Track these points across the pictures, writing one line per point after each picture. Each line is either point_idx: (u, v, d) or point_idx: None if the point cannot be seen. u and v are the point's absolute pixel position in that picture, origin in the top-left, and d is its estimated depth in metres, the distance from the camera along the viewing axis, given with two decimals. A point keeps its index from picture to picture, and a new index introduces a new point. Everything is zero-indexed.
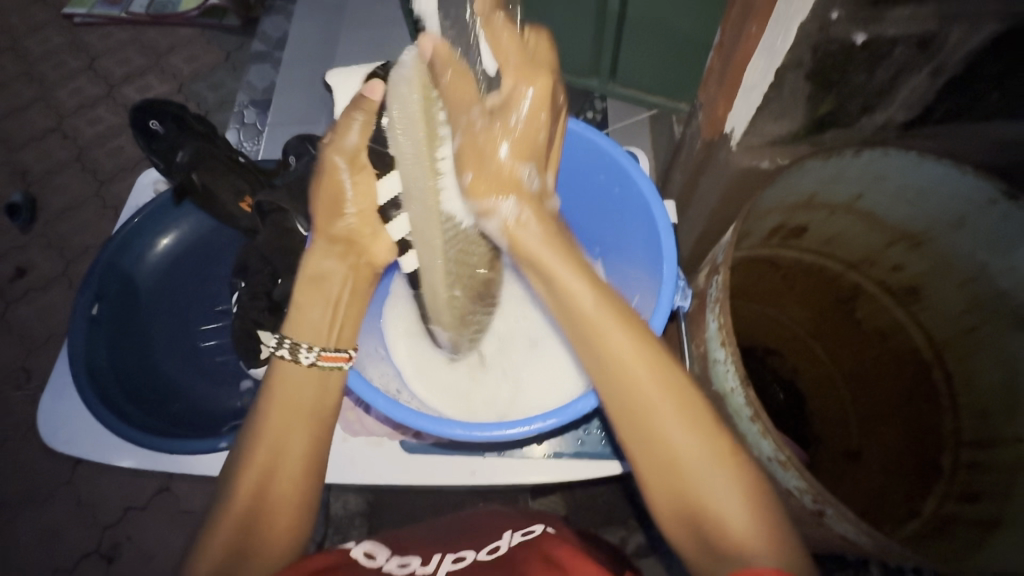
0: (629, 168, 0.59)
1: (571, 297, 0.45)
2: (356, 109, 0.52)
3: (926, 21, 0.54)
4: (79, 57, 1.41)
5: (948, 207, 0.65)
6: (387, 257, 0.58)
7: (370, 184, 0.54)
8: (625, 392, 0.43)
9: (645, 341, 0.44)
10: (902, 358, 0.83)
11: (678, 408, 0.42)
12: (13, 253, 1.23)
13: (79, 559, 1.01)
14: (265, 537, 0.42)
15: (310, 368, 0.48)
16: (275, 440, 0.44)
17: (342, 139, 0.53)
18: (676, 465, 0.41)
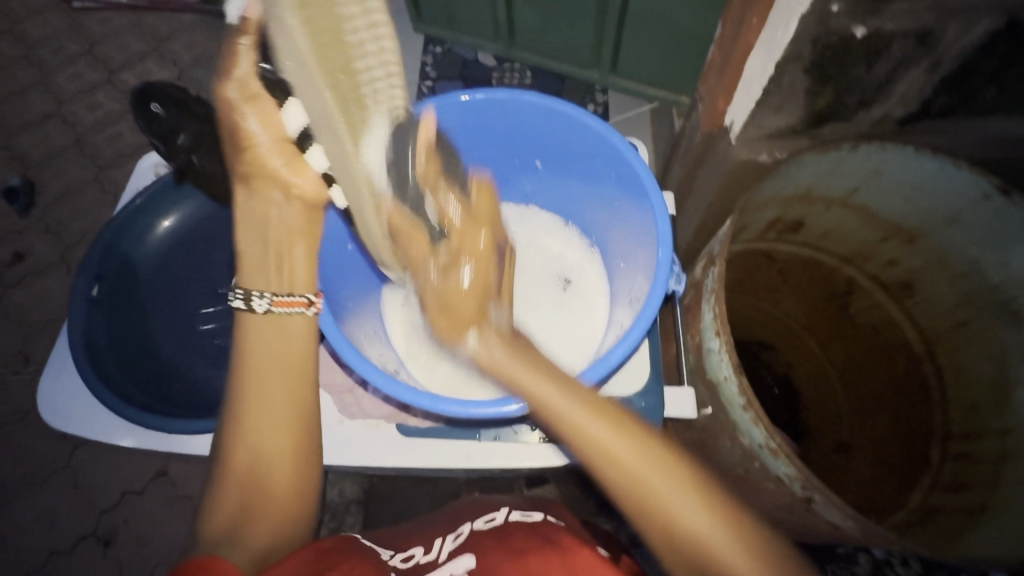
0: (625, 151, 0.58)
1: (495, 347, 0.47)
2: (236, 32, 0.41)
3: (924, 15, 0.55)
4: (78, 42, 1.40)
5: (943, 202, 0.66)
6: (320, 193, 0.51)
7: (272, 114, 0.46)
8: (556, 423, 0.44)
9: (575, 385, 0.46)
10: (894, 353, 0.84)
11: (619, 440, 0.43)
12: (11, 237, 1.22)
13: (76, 543, 1.02)
14: (267, 486, 0.43)
15: (266, 315, 0.48)
16: (260, 398, 0.45)
17: (229, 69, 0.43)
18: (634, 492, 0.42)
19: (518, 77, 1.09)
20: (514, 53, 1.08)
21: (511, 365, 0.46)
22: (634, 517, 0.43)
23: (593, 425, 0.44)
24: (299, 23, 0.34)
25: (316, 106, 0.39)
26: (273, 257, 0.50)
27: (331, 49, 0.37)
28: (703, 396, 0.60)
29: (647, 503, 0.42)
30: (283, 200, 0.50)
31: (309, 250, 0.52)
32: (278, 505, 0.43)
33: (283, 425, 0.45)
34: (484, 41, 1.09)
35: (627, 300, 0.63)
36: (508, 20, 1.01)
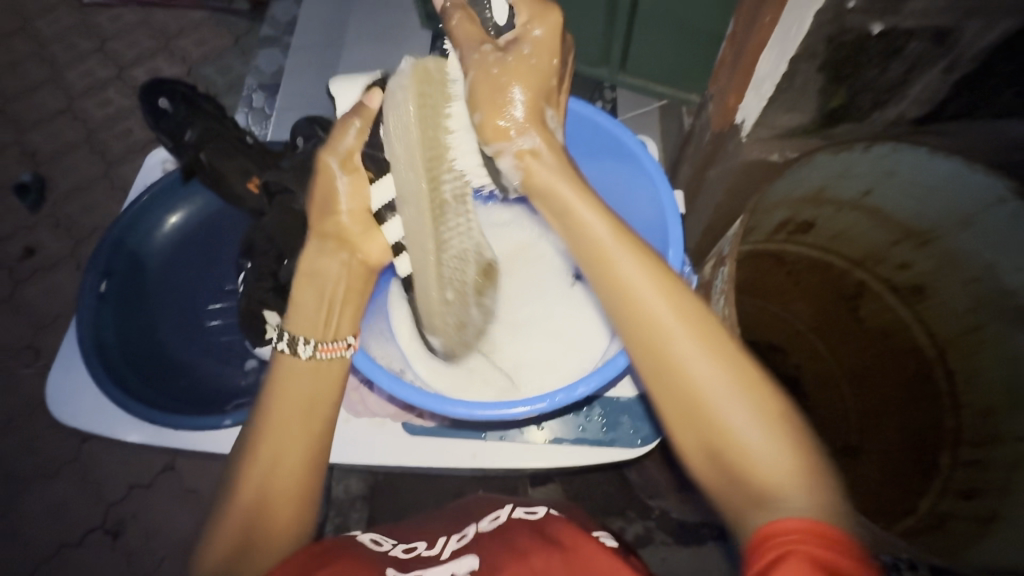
0: (636, 149, 0.58)
1: (574, 214, 0.44)
2: (353, 115, 0.53)
3: (942, 14, 0.53)
4: (88, 38, 1.41)
5: (956, 206, 0.65)
6: (383, 257, 0.56)
7: (362, 186, 0.54)
8: (617, 300, 0.41)
9: (655, 270, 0.41)
10: (904, 357, 0.83)
11: (685, 332, 0.38)
12: (21, 232, 1.24)
13: (85, 534, 1.03)
14: (269, 525, 0.42)
15: (309, 361, 0.48)
16: (273, 439, 0.45)
17: (337, 142, 0.53)
18: (677, 390, 0.38)
19: None
20: None
21: (609, 244, 0.42)
22: (670, 417, 0.38)
23: (672, 315, 0.39)
24: (411, 94, 0.49)
25: (401, 140, 0.50)
26: (326, 306, 0.51)
27: (429, 107, 0.50)
28: None
29: (692, 403, 0.37)
30: (347, 258, 0.54)
31: (357, 311, 0.53)
32: (274, 547, 0.42)
33: (295, 469, 0.44)
34: None
35: None
36: None
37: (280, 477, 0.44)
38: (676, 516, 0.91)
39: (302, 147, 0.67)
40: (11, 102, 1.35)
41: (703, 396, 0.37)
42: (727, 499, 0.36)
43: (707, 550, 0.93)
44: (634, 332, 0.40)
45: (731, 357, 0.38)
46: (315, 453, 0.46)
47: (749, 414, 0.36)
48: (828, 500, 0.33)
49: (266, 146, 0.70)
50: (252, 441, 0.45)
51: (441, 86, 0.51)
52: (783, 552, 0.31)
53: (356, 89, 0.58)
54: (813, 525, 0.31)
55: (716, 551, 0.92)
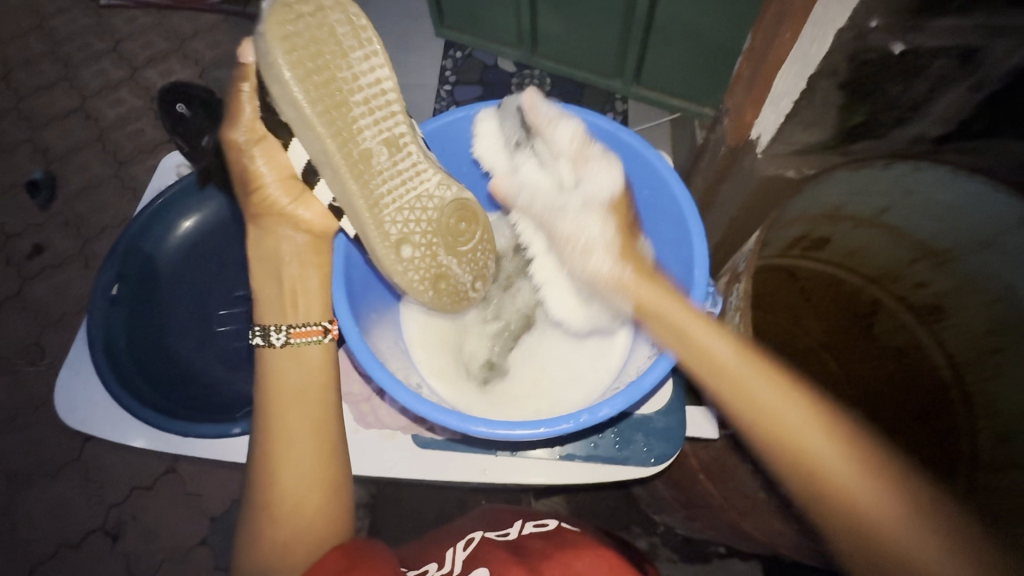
0: (661, 168, 0.57)
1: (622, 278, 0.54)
2: (240, 80, 0.48)
3: (969, 33, 0.53)
4: (103, 39, 1.42)
5: (980, 227, 0.64)
6: (328, 224, 0.55)
7: (277, 153, 0.52)
8: (760, 408, 0.46)
9: (768, 372, 0.47)
10: (921, 378, 0.82)
11: (818, 432, 0.44)
12: (32, 230, 1.24)
13: (84, 535, 1.02)
14: (304, 513, 0.46)
15: (283, 348, 0.51)
16: (282, 436, 0.48)
17: (237, 116, 0.50)
18: (820, 479, 0.43)
19: (538, 83, 1.08)
20: (535, 60, 1.08)
21: (660, 299, 0.51)
22: (810, 499, 0.44)
23: (738, 363, 0.47)
24: (276, 44, 0.41)
25: (292, 111, 0.43)
26: (288, 292, 0.53)
27: (319, 61, 0.43)
28: (725, 417, 0.58)
29: (832, 491, 0.42)
30: (293, 234, 0.54)
31: (324, 282, 0.54)
32: (311, 532, 0.46)
33: (310, 459, 0.47)
34: (506, 49, 1.09)
35: None
36: (531, 28, 1.01)
37: (296, 470, 0.47)
38: (683, 532, 0.90)
39: None
40: (25, 101, 1.36)
41: (784, 432, 0.45)
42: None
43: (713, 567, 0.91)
44: (779, 443, 0.45)
45: (792, 399, 0.46)
46: (325, 442, 0.48)
47: (848, 453, 0.43)
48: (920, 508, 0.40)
49: None
50: (260, 439, 0.48)
51: (327, 33, 0.44)
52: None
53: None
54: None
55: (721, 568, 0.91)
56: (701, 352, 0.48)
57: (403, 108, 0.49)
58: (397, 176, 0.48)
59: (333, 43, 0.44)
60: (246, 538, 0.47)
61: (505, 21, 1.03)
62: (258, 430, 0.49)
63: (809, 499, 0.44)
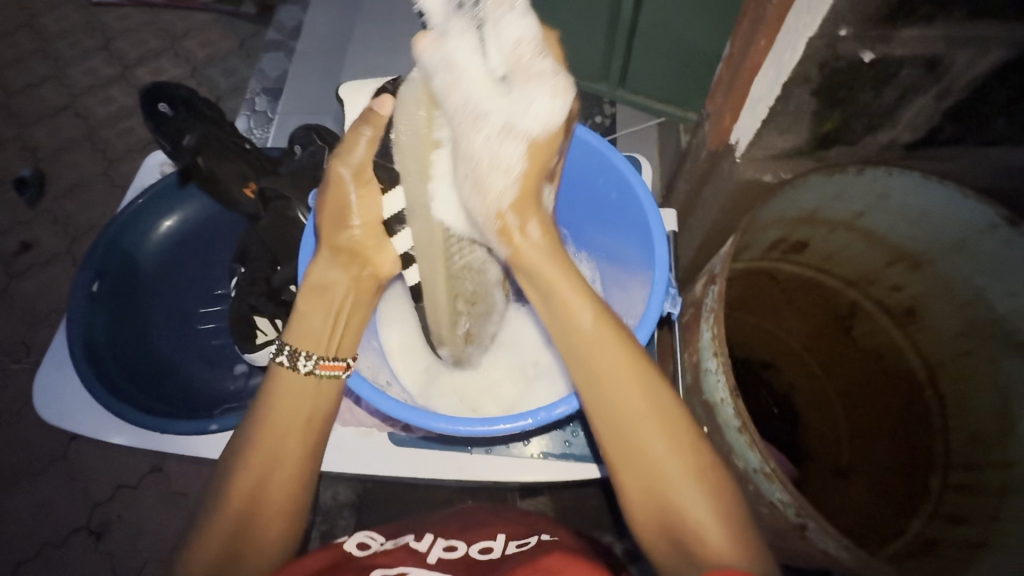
0: (627, 171, 0.58)
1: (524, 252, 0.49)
2: (364, 123, 0.52)
3: (934, 43, 0.54)
4: (94, 36, 1.42)
5: (950, 231, 0.65)
6: (392, 269, 0.58)
7: (375, 201, 0.54)
8: (606, 396, 0.44)
9: (632, 349, 0.45)
10: (897, 379, 0.83)
11: (671, 438, 0.42)
12: (19, 228, 1.24)
13: (68, 535, 1.02)
14: (257, 536, 0.43)
15: (309, 377, 0.49)
16: (267, 449, 0.45)
17: (349, 153, 0.52)
18: (657, 477, 0.41)
19: None
20: None
21: (550, 275, 0.48)
22: (647, 522, 0.41)
23: (615, 362, 0.44)
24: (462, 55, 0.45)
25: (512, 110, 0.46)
26: (332, 320, 0.52)
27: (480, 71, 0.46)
28: (700, 416, 0.59)
29: (687, 527, 0.40)
30: (359, 271, 0.55)
31: (361, 322, 0.55)
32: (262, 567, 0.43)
33: (289, 492, 0.45)
34: None
35: (623, 319, 0.62)
36: None
37: (270, 487, 0.44)
38: None
39: (300, 154, 0.68)
40: (14, 98, 1.36)
41: (650, 455, 0.42)
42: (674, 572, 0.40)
43: None
44: (646, 480, 0.42)
45: (679, 429, 0.43)
46: (307, 477, 0.46)
47: (701, 487, 0.41)
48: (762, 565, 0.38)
49: (264, 152, 0.71)
50: (241, 454, 0.45)
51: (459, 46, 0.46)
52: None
53: (364, 96, 0.64)
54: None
55: None
56: (567, 313, 0.47)
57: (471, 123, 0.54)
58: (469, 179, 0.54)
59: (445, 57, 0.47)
60: (191, 546, 0.43)
61: None
62: (240, 443, 0.46)
63: (640, 499, 0.42)
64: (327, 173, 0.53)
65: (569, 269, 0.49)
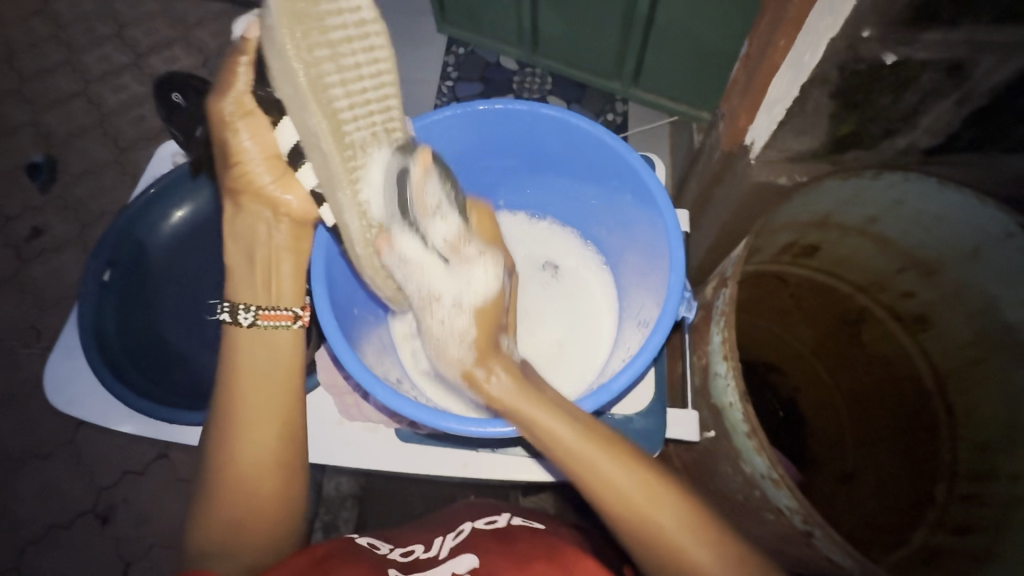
0: (642, 172, 0.57)
1: (517, 408, 0.48)
2: (239, 51, 0.47)
3: (957, 47, 0.53)
4: (108, 23, 1.43)
5: (966, 239, 0.65)
6: (307, 209, 0.53)
7: (265, 132, 0.50)
8: (586, 475, 0.45)
9: (592, 428, 0.47)
10: (905, 386, 0.83)
11: (663, 512, 0.44)
12: (31, 213, 1.24)
13: (75, 517, 1.03)
14: (256, 495, 0.46)
15: (251, 329, 0.51)
16: (245, 408, 0.48)
17: (230, 87, 0.48)
18: (675, 560, 0.42)
19: (539, 82, 1.09)
20: (536, 58, 1.08)
21: (521, 402, 0.48)
22: None
23: (585, 443, 0.45)
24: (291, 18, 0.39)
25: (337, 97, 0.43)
26: (261, 266, 0.54)
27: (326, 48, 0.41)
28: (707, 420, 0.59)
29: (695, 571, 0.42)
30: (271, 218, 0.53)
31: (296, 266, 0.55)
32: (270, 507, 0.46)
33: (271, 442, 0.48)
34: (508, 47, 1.09)
35: (636, 323, 0.61)
36: (532, 26, 1.01)
37: (257, 442, 0.47)
38: None
39: None
40: (28, 84, 1.37)
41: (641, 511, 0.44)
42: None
43: None
44: (650, 542, 0.43)
45: (650, 478, 0.45)
46: (288, 418, 0.49)
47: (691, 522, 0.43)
48: (751, 568, 0.42)
49: None
50: (221, 417, 0.48)
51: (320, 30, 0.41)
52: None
53: None
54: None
55: None
56: (527, 424, 0.47)
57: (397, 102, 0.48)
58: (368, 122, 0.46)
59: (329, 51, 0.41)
60: (200, 523, 0.45)
61: (507, 17, 1.03)
62: (220, 410, 0.48)
63: (659, 573, 0.43)
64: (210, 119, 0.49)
65: (568, 412, 0.47)
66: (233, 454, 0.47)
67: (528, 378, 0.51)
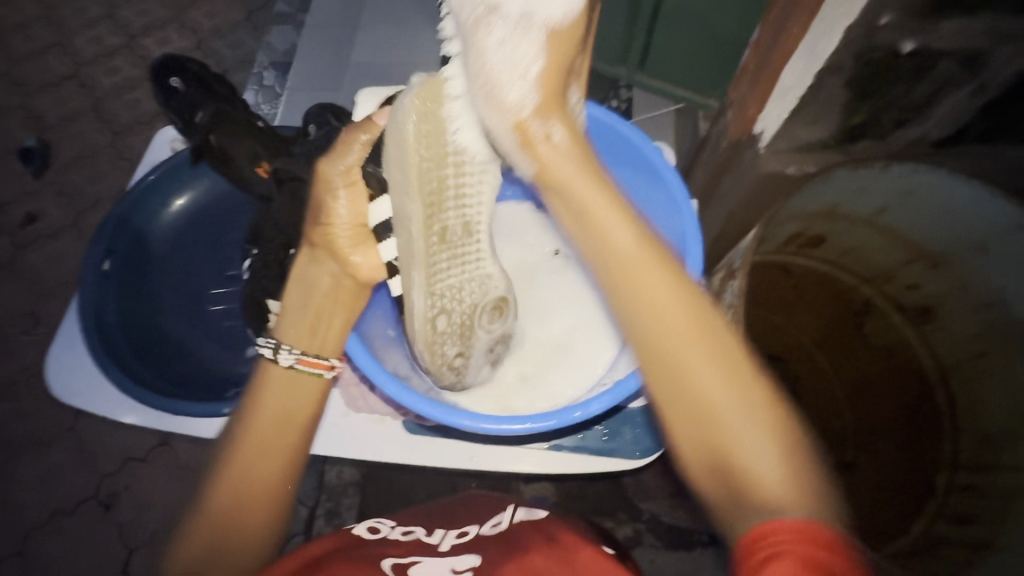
0: (661, 164, 0.57)
1: (620, 268, 0.42)
2: (359, 129, 0.50)
3: (977, 37, 0.53)
4: (99, 4, 1.39)
5: (975, 232, 0.64)
6: (373, 275, 0.53)
7: (360, 203, 0.52)
8: (653, 326, 0.40)
9: (695, 304, 0.40)
10: (907, 378, 0.82)
11: (741, 405, 0.37)
12: (25, 198, 1.23)
13: (78, 504, 1.03)
14: (236, 537, 0.42)
15: (287, 370, 0.48)
16: (250, 446, 0.45)
17: (341, 155, 0.51)
18: (715, 434, 0.36)
19: None
20: None
21: (620, 265, 0.42)
22: (692, 455, 0.38)
23: (676, 304, 0.40)
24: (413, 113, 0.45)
25: (399, 175, 0.46)
26: (313, 318, 0.51)
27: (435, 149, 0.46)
28: None
29: (739, 472, 0.35)
30: (337, 274, 0.52)
31: (347, 321, 0.52)
32: (248, 550, 0.42)
33: (265, 476, 0.44)
34: None
35: None
36: None
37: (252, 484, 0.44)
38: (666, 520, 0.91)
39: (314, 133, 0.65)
40: (19, 66, 1.34)
41: (710, 401, 0.37)
42: (724, 508, 0.35)
43: (695, 554, 0.93)
44: (703, 419, 0.37)
45: (732, 360, 0.38)
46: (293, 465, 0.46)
47: (761, 424, 0.36)
48: (812, 488, 0.34)
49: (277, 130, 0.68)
50: (227, 451, 0.45)
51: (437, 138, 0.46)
52: (773, 548, 0.31)
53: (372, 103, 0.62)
54: (810, 527, 0.31)
55: (705, 558, 0.92)
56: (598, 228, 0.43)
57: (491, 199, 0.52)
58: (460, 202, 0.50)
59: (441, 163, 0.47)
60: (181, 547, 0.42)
61: None
62: (230, 439, 0.46)
63: (693, 448, 0.37)
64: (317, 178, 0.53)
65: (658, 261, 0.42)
66: (227, 478, 0.44)
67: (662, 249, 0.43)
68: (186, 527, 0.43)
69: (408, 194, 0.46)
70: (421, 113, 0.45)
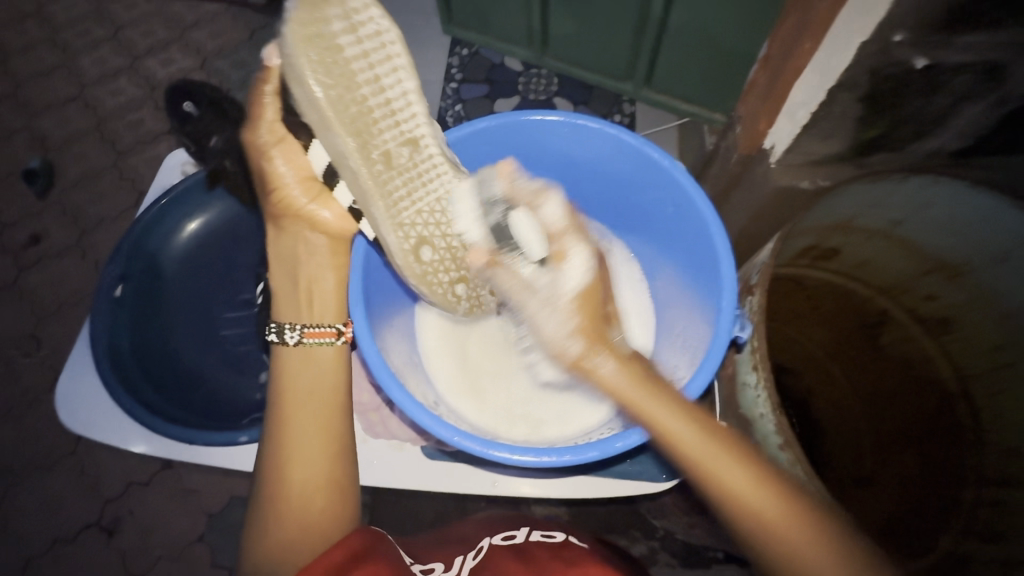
0: (689, 187, 0.56)
1: (648, 412, 0.45)
2: (262, 82, 0.47)
3: (994, 51, 0.52)
4: (102, 26, 1.40)
5: (994, 242, 0.64)
6: (344, 227, 0.54)
7: (299, 155, 0.51)
8: (687, 466, 0.44)
9: (711, 432, 0.45)
10: (925, 388, 0.81)
11: (792, 528, 0.42)
12: (28, 219, 1.22)
13: (80, 530, 1.01)
14: (306, 512, 0.46)
15: (297, 347, 0.52)
16: (288, 429, 0.48)
17: (259, 116, 0.49)
18: (791, 559, 0.42)
19: (546, 84, 1.07)
20: (544, 60, 1.07)
21: (643, 399, 0.46)
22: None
23: (687, 430, 0.44)
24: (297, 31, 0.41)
25: (315, 113, 0.43)
26: (304, 290, 0.54)
27: (336, 67, 0.43)
28: (735, 430, 0.58)
29: None
30: (311, 236, 0.55)
31: (338, 284, 0.55)
32: (320, 525, 0.46)
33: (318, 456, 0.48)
34: (514, 48, 1.07)
35: (680, 342, 0.60)
36: (542, 28, 1.00)
37: (304, 462, 0.47)
38: (681, 537, 0.90)
39: None
40: (23, 88, 1.34)
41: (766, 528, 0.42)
42: None
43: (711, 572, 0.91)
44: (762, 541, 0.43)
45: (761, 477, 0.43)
46: (334, 439, 0.49)
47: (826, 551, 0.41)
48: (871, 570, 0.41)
49: None
50: (267, 445, 0.48)
51: (337, 53, 0.43)
52: None
53: None
54: None
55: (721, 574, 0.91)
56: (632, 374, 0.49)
57: (421, 102, 0.48)
58: (390, 116, 0.46)
59: (349, 81, 0.44)
60: (253, 541, 0.46)
61: (515, 20, 1.02)
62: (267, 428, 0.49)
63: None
64: (247, 148, 0.52)
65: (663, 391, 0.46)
66: (276, 467, 0.47)
67: (644, 368, 0.49)
68: (252, 525, 0.47)
69: (331, 130, 0.44)
70: (304, 36, 0.42)
